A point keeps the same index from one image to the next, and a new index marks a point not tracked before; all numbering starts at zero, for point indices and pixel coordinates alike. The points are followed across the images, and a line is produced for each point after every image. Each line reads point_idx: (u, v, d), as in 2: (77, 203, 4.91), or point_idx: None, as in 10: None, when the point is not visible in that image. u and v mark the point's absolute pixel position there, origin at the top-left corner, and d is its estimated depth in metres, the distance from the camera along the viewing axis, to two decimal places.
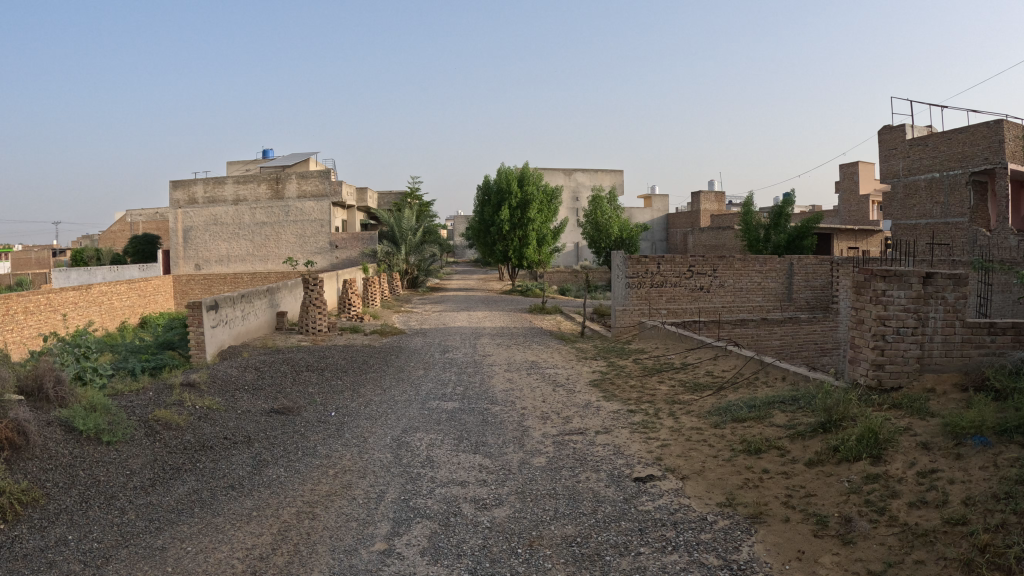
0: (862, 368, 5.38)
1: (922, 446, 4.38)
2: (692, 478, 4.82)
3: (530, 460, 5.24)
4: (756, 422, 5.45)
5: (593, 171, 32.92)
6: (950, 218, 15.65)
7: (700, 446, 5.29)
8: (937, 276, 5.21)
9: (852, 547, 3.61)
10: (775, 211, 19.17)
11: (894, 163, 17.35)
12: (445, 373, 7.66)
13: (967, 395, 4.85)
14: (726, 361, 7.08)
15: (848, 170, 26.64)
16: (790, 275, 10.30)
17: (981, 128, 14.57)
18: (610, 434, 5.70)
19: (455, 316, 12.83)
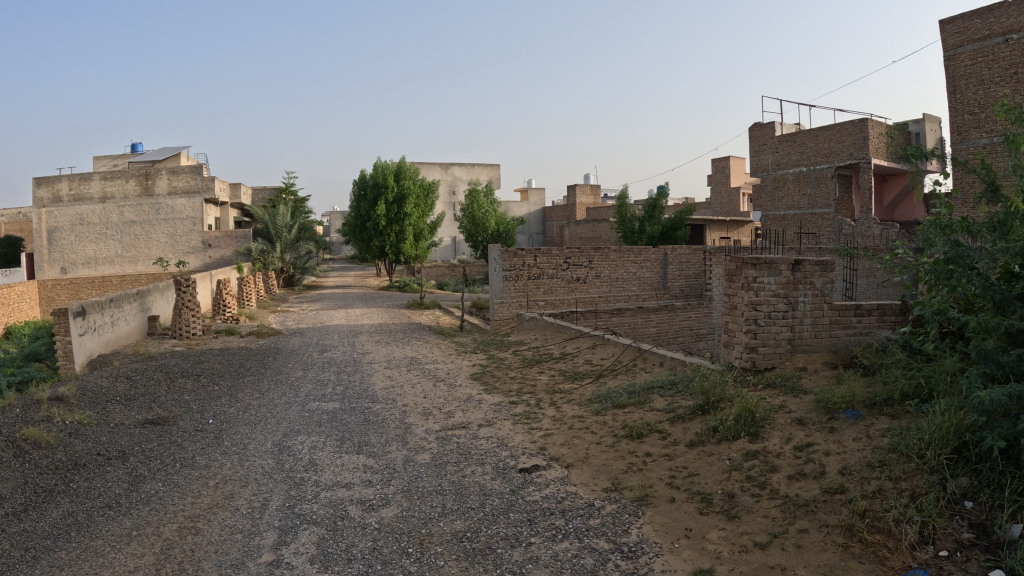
0: (736, 351, 5.57)
1: (798, 422, 4.63)
2: (577, 466, 4.89)
3: (415, 458, 5.18)
4: (636, 407, 5.58)
5: (470, 166, 33.06)
6: (815, 209, 16.58)
7: (583, 433, 5.36)
8: (805, 263, 5.46)
9: (738, 522, 3.78)
10: (649, 204, 19.84)
11: (764, 158, 18.21)
12: (324, 373, 7.47)
13: (835, 373, 5.15)
14: (603, 350, 7.25)
15: (718, 164, 27.80)
16: (664, 265, 10.58)
17: (846, 127, 15.55)
18: (493, 426, 5.70)
19: (334, 314, 12.56)
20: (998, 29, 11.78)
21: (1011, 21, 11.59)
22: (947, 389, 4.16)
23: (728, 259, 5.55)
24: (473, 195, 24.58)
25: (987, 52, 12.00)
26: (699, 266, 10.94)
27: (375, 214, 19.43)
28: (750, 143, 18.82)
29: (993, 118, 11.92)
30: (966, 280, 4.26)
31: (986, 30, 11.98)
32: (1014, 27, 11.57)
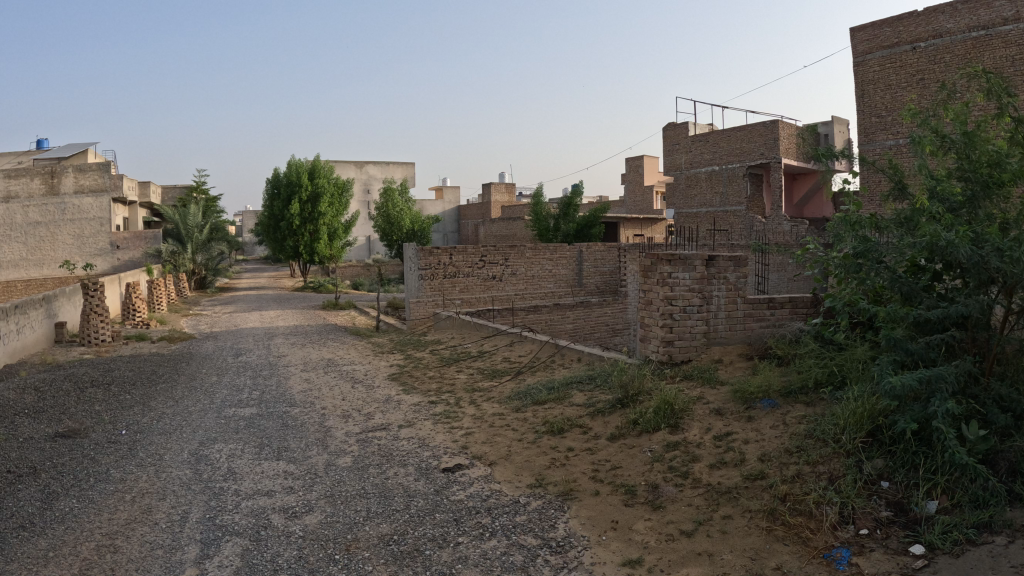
0: (653, 346, 5.68)
1: (716, 412, 4.81)
2: (500, 464, 4.91)
3: (336, 461, 5.11)
4: (556, 402, 5.65)
5: (384, 163, 32.79)
6: (727, 207, 17.07)
7: (504, 431, 5.39)
8: (719, 258, 5.63)
9: (663, 511, 3.97)
10: (564, 203, 20.06)
11: (677, 157, 18.61)
12: (239, 378, 7.30)
13: (750, 364, 5.34)
14: (521, 347, 7.33)
15: (633, 163, 28.32)
16: (580, 262, 10.98)
17: (757, 128, 16.01)
18: (414, 427, 5.67)
19: (246, 317, 12.25)
20: (906, 37, 12.33)
21: (919, 31, 12.16)
22: (858, 375, 4.42)
23: (644, 255, 5.64)
24: (387, 193, 24.32)
25: (895, 59, 12.54)
26: (613, 263, 11.33)
27: (289, 213, 19.08)
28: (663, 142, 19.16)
29: (898, 121, 12.51)
30: (876, 272, 4.48)
31: (895, 39, 12.52)
32: (921, 36, 12.14)
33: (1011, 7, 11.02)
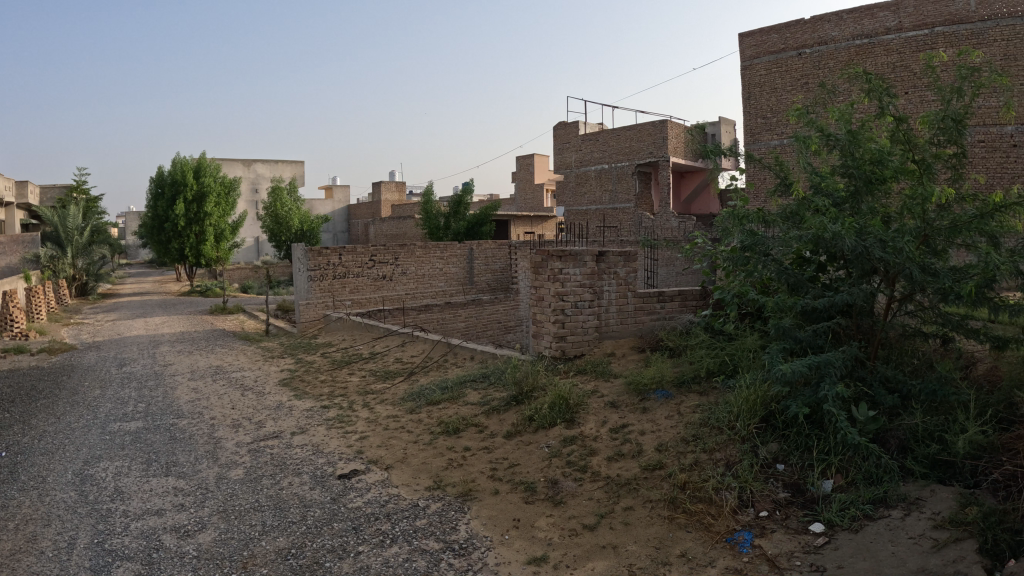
0: (545, 341, 5.84)
1: (611, 406, 5.07)
2: (397, 467, 4.88)
3: (228, 474, 4.93)
4: (450, 402, 5.74)
5: (271, 162, 31.92)
6: (617, 204, 17.57)
7: (399, 433, 5.37)
8: (608, 254, 5.92)
9: (564, 507, 4.15)
10: (454, 201, 19.84)
11: (568, 156, 19.11)
12: (124, 391, 6.96)
13: (642, 356, 5.67)
14: (413, 347, 7.38)
15: (523, 161, 28.74)
16: (471, 259, 11.09)
17: (647, 128, 16.62)
18: (307, 434, 5.54)
19: (130, 325, 11.69)
20: (793, 43, 12.94)
21: (804, 38, 12.80)
22: (750, 364, 4.81)
23: (535, 252, 5.79)
24: (274, 193, 23.45)
25: (782, 64, 13.16)
26: (505, 261, 11.62)
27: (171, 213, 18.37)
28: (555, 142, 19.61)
29: (782, 122, 13.24)
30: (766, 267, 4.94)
31: (782, 45, 13.13)
32: (806, 42, 12.76)
33: (892, 18, 11.72)
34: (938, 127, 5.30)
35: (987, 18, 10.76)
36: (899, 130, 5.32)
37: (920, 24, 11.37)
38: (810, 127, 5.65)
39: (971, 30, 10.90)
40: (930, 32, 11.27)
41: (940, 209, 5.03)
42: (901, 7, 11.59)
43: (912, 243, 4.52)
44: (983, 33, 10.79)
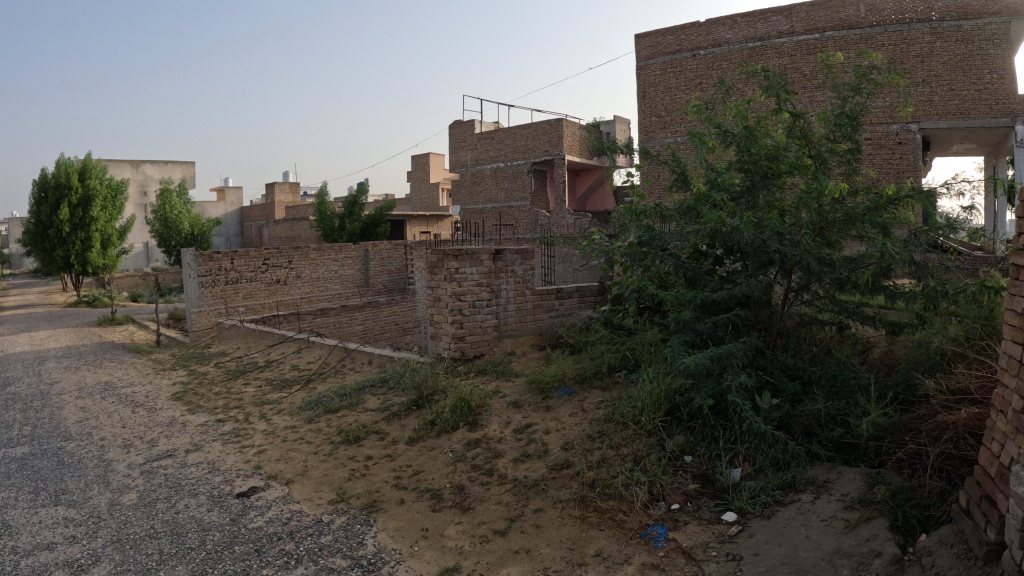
0: (444, 342, 6.75)
1: (514, 405, 5.94)
2: (297, 482, 4.89)
3: (121, 500, 4.63)
4: (349, 409, 5.94)
5: (160, 163, 31.05)
6: (511, 203, 17.81)
7: (298, 445, 5.39)
8: (503, 256, 6.92)
9: (472, 513, 4.60)
10: (351, 200, 19.41)
11: (462, 154, 19.22)
12: (3, 414, 6.49)
13: (540, 355, 6.75)
14: (310, 353, 7.31)
15: (420, 160, 28.71)
16: (365, 262, 11.65)
17: (541, 126, 16.82)
18: (201, 451, 5.36)
19: (11, 341, 10.97)
20: (689, 45, 13.22)
21: (698, 40, 13.10)
22: (654, 361, 5.82)
23: (432, 254, 6.71)
24: (163, 195, 22.08)
25: (676, 65, 13.45)
26: (400, 260, 12.25)
27: (56, 218, 17.55)
28: (450, 138, 19.63)
29: (677, 121, 13.54)
30: (665, 259, 5.96)
31: (678, 46, 13.41)
32: (701, 45, 13.06)
33: (784, 22, 12.11)
34: (834, 124, 5.59)
35: (876, 24, 11.36)
36: (797, 126, 5.58)
37: (811, 28, 11.83)
38: (710, 122, 5.96)
39: (861, 35, 11.46)
40: (821, 36, 11.76)
41: (835, 202, 5.45)
42: (793, 12, 11.99)
43: (808, 235, 5.24)
44: (872, 38, 11.38)
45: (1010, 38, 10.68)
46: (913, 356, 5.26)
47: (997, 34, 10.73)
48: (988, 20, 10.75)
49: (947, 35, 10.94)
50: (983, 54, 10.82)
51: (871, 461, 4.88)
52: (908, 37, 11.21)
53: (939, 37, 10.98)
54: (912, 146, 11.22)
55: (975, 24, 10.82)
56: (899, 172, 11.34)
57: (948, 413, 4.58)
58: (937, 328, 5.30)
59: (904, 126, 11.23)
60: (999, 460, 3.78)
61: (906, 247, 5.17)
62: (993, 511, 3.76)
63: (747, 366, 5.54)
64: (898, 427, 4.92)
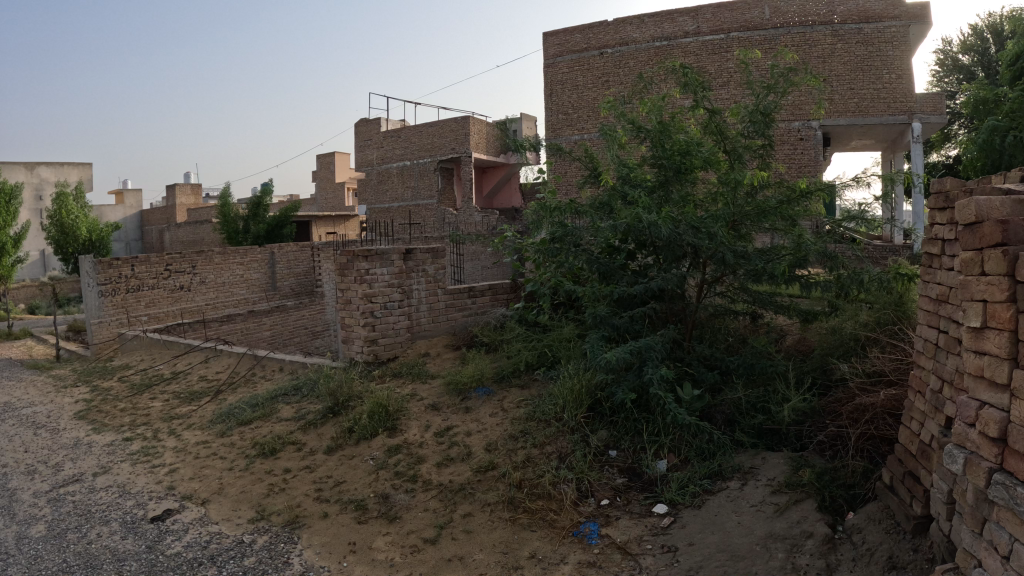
0: (356, 346, 6.41)
1: (433, 408, 5.82)
2: (214, 501, 4.62)
3: (28, 533, 4.21)
4: (262, 420, 5.65)
5: (58, 168, 28.22)
6: (419, 201, 17.55)
7: (212, 461, 5.12)
8: (415, 255, 6.67)
9: (399, 522, 4.43)
10: (255, 200, 17.47)
11: (369, 153, 18.81)
12: None
13: (456, 355, 6.62)
14: (219, 362, 7.00)
15: (324, 160, 27.85)
16: (273, 264, 11.31)
17: (449, 124, 16.76)
18: (110, 473, 5.01)
19: None
20: (596, 43, 13.34)
21: (605, 39, 13.23)
22: (574, 358, 5.91)
23: (340, 255, 6.36)
24: (58, 198, 20.07)
25: (584, 63, 13.55)
26: (307, 263, 11.89)
27: None
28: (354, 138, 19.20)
29: (583, 118, 13.65)
30: (578, 254, 6.07)
31: (585, 44, 13.50)
32: (608, 43, 13.18)
33: (691, 23, 12.39)
34: (749, 119, 5.75)
35: (780, 25, 11.77)
36: (713, 122, 5.70)
37: (717, 30, 12.16)
38: (624, 119, 6.08)
39: (765, 36, 11.88)
40: (727, 36, 12.11)
41: (747, 194, 5.57)
42: (700, 13, 12.29)
43: (724, 228, 5.40)
44: (775, 39, 11.81)
45: (908, 37, 11.36)
46: (828, 343, 5.52)
47: (896, 36, 11.35)
48: (888, 23, 11.37)
49: (847, 36, 11.45)
50: (883, 56, 11.38)
51: (792, 445, 5.05)
52: (810, 39, 11.65)
53: (839, 38, 11.49)
54: (812, 142, 11.66)
55: (875, 26, 11.38)
56: (800, 167, 11.76)
57: (865, 395, 4.83)
58: (848, 314, 5.56)
59: (806, 124, 11.67)
60: (918, 438, 4.08)
61: (815, 239, 5.39)
62: (916, 486, 3.95)
63: (667, 359, 5.67)
64: (816, 411, 5.13)
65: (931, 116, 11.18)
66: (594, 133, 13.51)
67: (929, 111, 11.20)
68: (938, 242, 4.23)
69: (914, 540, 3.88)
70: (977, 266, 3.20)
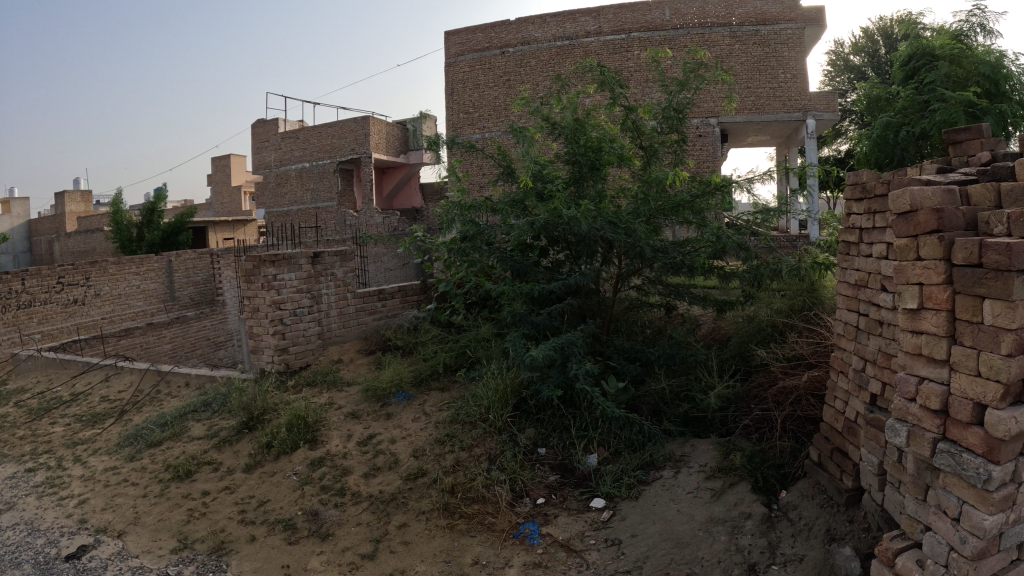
0: (266, 356, 6.04)
1: (352, 416, 5.51)
2: (131, 532, 4.30)
3: None
4: (172, 441, 5.32)
5: None
6: (318, 204, 17.13)
7: (124, 489, 4.79)
8: (322, 257, 6.37)
9: (333, 539, 4.16)
10: (149, 205, 15.38)
11: (267, 154, 18.25)
12: None
13: (371, 360, 6.40)
14: (121, 381, 6.68)
15: (220, 162, 26.33)
16: (169, 275, 11.10)
17: (348, 124, 16.26)
18: (13, 510, 4.66)
19: None
20: (497, 43, 13.31)
21: (506, 38, 13.23)
22: (497, 358, 5.75)
23: (245, 261, 5.94)
24: None
25: (485, 62, 13.50)
26: (205, 271, 11.91)
27: None
28: (252, 138, 18.57)
29: (484, 117, 13.61)
30: (491, 252, 5.92)
31: (486, 44, 13.45)
32: (510, 42, 13.19)
33: (592, 23, 12.56)
34: (662, 116, 5.88)
35: (680, 27, 12.05)
36: (629, 119, 5.77)
37: (618, 29, 12.35)
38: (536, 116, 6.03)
39: (665, 37, 12.13)
40: (628, 37, 12.31)
41: (662, 187, 5.60)
42: (601, 13, 12.46)
43: (641, 223, 5.42)
44: (675, 39, 12.05)
45: (802, 40, 11.63)
46: (744, 331, 5.78)
47: (791, 38, 11.61)
48: (784, 26, 11.64)
49: (745, 38, 11.69)
50: (778, 56, 11.63)
51: (719, 430, 5.15)
52: (709, 40, 11.87)
53: (737, 39, 11.71)
54: (711, 138, 11.88)
55: (771, 29, 11.66)
56: (697, 161, 11.99)
57: (788, 378, 5.00)
58: (762, 302, 5.82)
59: (704, 120, 11.89)
60: (843, 415, 4.19)
61: (727, 230, 5.50)
62: (845, 461, 4.07)
63: (588, 353, 5.64)
64: (740, 396, 5.25)
65: (824, 113, 11.50)
66: (496, 131, 13.43)
67: (822, 109, 11.49)
68: (856, 231, 4.36)
69: (849, 512, 3.96)
70: (912, 252, 2.83)
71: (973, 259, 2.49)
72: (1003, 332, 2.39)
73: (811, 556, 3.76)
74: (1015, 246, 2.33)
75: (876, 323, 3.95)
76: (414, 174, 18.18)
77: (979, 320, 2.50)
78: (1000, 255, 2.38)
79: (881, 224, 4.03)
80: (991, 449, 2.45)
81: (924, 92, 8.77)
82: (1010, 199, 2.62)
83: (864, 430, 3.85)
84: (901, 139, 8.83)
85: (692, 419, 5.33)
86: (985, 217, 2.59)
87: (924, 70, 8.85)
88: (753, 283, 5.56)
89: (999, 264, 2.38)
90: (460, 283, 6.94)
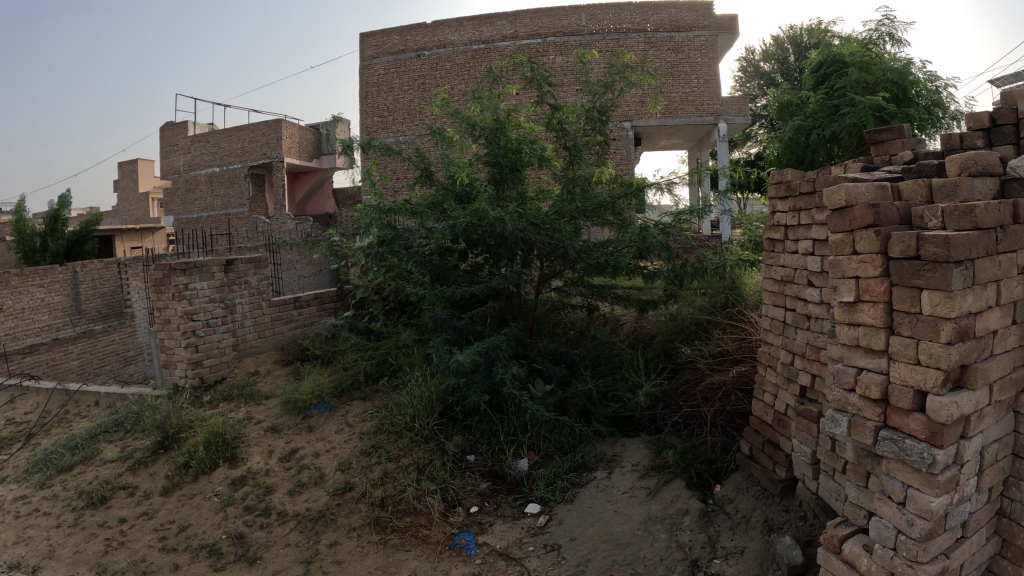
0: (179, 371, 5.68)
1: (273, 431, 5.23)
2: (45, 568, 3.96)
3: None
4: (84, 465, 4.93)
5: None
6: (229, 209, 16.40)
7: (36, 520, 4.41)
8: (236, 263, 6.04)
9: (262, 562, 3.92)
10: (53, 212, 14.34)
11: (175, 159, 17.54)
12: None
13: (288, 370, 6.14)
14: (27, 403, 6.17)
15: (125, 168, 24.88)
16: (74, 285, 10.40)
17: (260, 128, 15.71)
18: None
19: None
20: (413, 45, 13.16)
21: (421, 41, 13.10)
22: (420, 363, 5.61)
23: (154, 270, 5.59)
24: None
25: (400, 65, 13.32)
26: (112, 282, 11.20)
27: None
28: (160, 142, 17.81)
29: (399, 121, 13.36)
30: (409, 257, 5.76)
31: (401, 46, 13.28)
32: (425, 45, 13.07)
33: (508, 27, 12.57)
34: (585, 117, 5.91)
35: (595, 32, 12.24)
36: (553, 119, 5.73)
37: (535, 34, 12.41)
38: (457, 117, 5.93)
39: (580, 42, 12.29)
40: (544, 41, 12.40)
41: (586, 187, 5.59)
42: (518, 18, 12.48)
43: (567, 224, 5.38)
44: (591, 44, 12.24)
45: (714, 46, 12.00)
46: (667, 330, 5.88)
47: (704, 45, 11.96)
48: (696, 32, 11.97)
49: (659, 44, 12.03)
50: (691, 62, 11.99)
51: (647, 429, 5.19)
52: (624, 45, 12.15)
53: (651, 45, 12.03)
54: (624, 141, 12.12)
55: (685, 35, 11.99)
56: (614, 164, 12.22)
57: (715, 374, 5.07)
58: (684, 300, 5.93)
59: (619, 124, 12.09)
60: (772, 408, 4.28)
61: (647, 231, 5.54)
62: (777, 453, 4.15)
63: (513, 357, 5.54)
64: (667, 394, 5.30)
65: (735, 118, 11.95)
66: (411, 135, 13.24)
67: (734, 113, 11.96)
68: (781, 228, 4.46)
69: (783, 502, 4.05)
70: (846, 246, 2.61)
71: (910, 252, 2.32)
72: (940, 321, 2.25)
73: (751, 547, 3.78)
74: (953, 238, 2.18)
75: (804, 317, 4.05)
76: (327, 180, 17.67)
77: (917, 311, 2.34)
78: (937, 247, 2.22)
79: (806, 221, 4.13)
80: (933, 433, 2.30)
81: (834, 97, 9.21)
82: (942, 193, 2.48)
83: (795, 421, 3.94)
84: (813, 141, 9.31)
85: (620, 419, 5.35)
86: (919, 211, 2.42)
87: (834, 76, 9.26)
88: (673, 282, 5.64)
89: (936, 257, 2.23)
90: (379, 289, 6.76)
